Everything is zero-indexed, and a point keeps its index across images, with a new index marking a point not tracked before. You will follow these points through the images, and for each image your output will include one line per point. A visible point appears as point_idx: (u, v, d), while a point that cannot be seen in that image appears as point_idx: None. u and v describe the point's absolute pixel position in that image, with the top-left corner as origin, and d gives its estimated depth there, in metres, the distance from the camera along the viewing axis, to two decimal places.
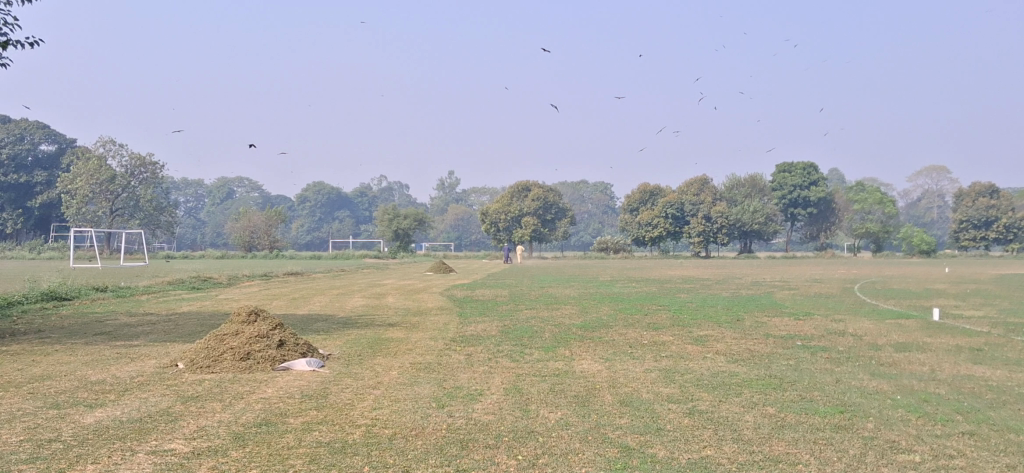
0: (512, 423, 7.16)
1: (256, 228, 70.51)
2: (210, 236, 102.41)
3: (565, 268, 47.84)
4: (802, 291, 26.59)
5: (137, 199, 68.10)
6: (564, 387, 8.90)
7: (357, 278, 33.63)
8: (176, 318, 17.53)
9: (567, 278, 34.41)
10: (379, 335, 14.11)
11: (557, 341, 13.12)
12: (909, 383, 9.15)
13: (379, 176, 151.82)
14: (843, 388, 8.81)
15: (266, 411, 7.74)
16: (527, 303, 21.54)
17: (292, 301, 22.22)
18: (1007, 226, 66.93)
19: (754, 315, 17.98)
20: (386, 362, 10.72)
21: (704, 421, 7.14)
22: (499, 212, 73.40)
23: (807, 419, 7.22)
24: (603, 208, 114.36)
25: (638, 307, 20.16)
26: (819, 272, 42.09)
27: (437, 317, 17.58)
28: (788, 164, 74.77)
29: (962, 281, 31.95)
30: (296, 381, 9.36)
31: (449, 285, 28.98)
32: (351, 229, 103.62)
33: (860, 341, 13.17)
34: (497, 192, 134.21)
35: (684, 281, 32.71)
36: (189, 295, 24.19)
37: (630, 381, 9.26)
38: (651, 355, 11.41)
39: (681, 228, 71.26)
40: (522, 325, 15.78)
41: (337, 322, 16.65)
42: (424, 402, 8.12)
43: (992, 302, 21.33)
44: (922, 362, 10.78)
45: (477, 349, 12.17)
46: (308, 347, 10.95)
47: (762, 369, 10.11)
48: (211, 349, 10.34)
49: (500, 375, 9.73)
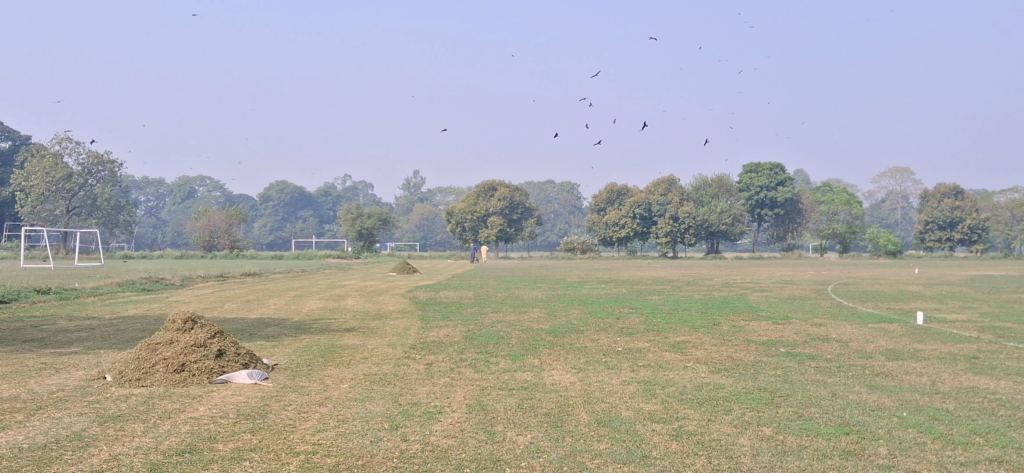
0: (475, 450, 6.23)
1: (217, 228, 69.05)
2: (170, 235, 100.60)
3: (531, 267, 47.05)
4: (775, 293, 25.87)
5: (95, 197, 66.46)
6: (534, 403, 7.97)
7: (316, 280, 32.50)
8: (120, 322, 16.41)
9: (533, 280, 33.33)
10: (332, 341, 13.07)
11: (525, 349, 12.19)
12: (912, 397, 8.36)
13: (344, 177, 150.49)
14: (840, 404, 7.99)
15: (193, 435, 6.74)
16: (493, 305, 20.64)
17: (246, 304, 21.07)
18: (971, 227, 67.08)
19: (730, 319, 17.11)
20: (338, 374, 9.74)
21: (697, 446, 6.25)
22: (465, 212, 72.34)
23: (812, 444, 6.35)
24: (569, 209, 113.76)
25: (609, 310, 19.34)
26: (789, 273, 41.40)
27: (397, 322, 16.56)
28: (755, 165, 74.58)
29: (934, 283, 31.50)
30: (233, 397, 8.36)
31: (412, 286, 28.01)
32: (314, 229, 102.14)
33: (847, 348, 12.35)
34: (463, 191, 133.36)
35: (654, 283, 31.87)
36: (137, 297, 22.95)
37: (606, 395, 8.37)
38: (627, 365, 10.54)
39: (650, 229, 70.64)
40: (487, 331, 14.75)
41: (290, 326, 15.58)
42: (375, 423, 7.15)
43: (972, 306, 20.69)
44: (920, 373, 9.99)
45: (438, 358, 11.22)
46: (251, 357, 9.95)
47: (748, 381, 9.24)
48: (142, 360, 9.29)
49: (464, 389, 8.80)
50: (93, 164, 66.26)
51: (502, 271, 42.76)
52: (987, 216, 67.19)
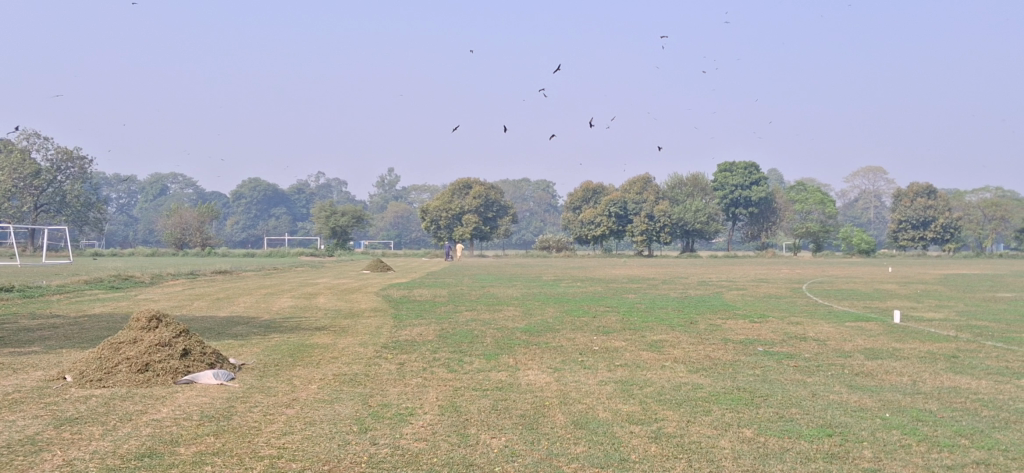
0: (448, 454, 5.99)
1: (188, 225, 68.35)
2: (142, 233, 99.64)
3: (506, 266, 46.79)
4: (751, 292, 25.81)
5: (64, 194, 65.64)
6: (508, 404, 7.75)
7: (288, 278, 32.09)
8: (85, 321, 16.00)
9: (508, 278, 33.10)
10: (302, 340, 12.78)
11: (500, 348, 11.96)
12: (893, 397, 8.20)
13: (317, 175, 149.65)
14: (819, 404, 7.82)
15: (153, 437, 6.47)
16: (467, 304, 20.41)
17: (216, 303, 20.68)
18: (943, 226, 67.57)
19: (707, 318, 16.96)
20: (307, 374, 9.47)
21: (676, 449, 6.05)
22: (440, 209, 71.97)
23: (793, 446, 6.17)
24: (545, 208, 113.72)
25: (585, 308, 19.16)
26: (763, 271, 41.42)
27: (370, 320, 16.28)
28: (729, 164, 74.77)
29: (909, 282, 31.60)
30: (198, 398, 8.08)
31: (386, 285, 27.70)
32: (287, 227, 101.36)
33: (826, 348, 12.21)
34: (437, 189, 132.96)
35: (629, 281, 31.74)
36: (104, 295, 22.53)
37: (583, 396, 8.16)
38: (604, 364, 10.34)
39: (625, 227, 70.59)
40: (461, 329, 14.51)
41: (259, 325, 15.23)
42: (344, 425, 6.90)
43: (948, 304, 20.70)
44: (900, 372, 9.86)
45: (410, 357, 10.97)
46: (218, 357, 9.66)
47: (727, 380, 9.06)
48: (104, 360, 8.98)
49: (436, 390, 8.56)
50: (62, 161, 65.74)
51: (477, 269, 42.51)
52: (959, 215, 67.72)
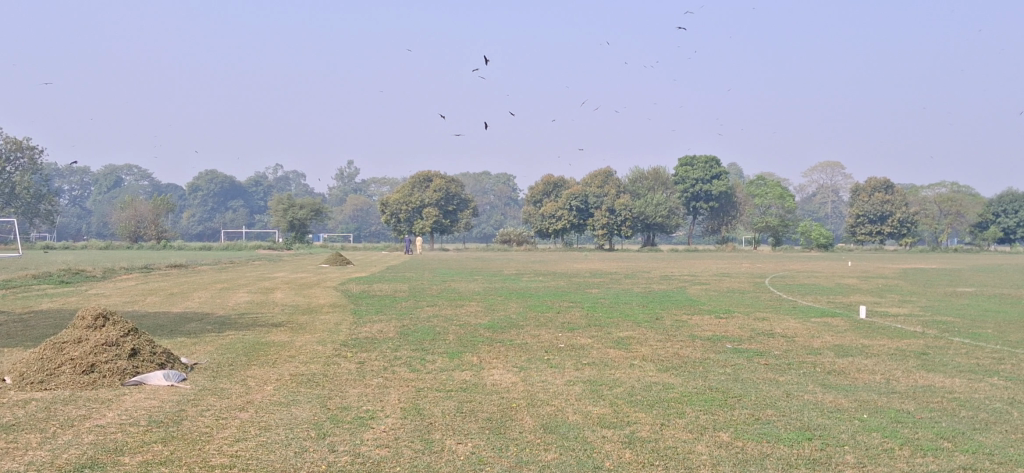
0: (411, 463, 5.65)
1: (143, 218, 67.15)
2: (96, 226, 97.99)
3: (467, 261, 46.48)
4: (714, 286, 25.63)
5: (13, 185, 64.29)
6: (473, 407, 7.41)
7: (246, 271, 31.49)
8: (31, 318, 15.38)
9: (469, 272, 32.73)
10: (259, 338, 12.36)
11: (464, 346, 11.62)
12: (868, 397, 7.96)
13: (275, 167, 148.07)
14: (795, 404, 7.59)
15: (95, 446, 6.05)
16: (428, 299, 20.02)
17: (169, 298, 20.09)
18: (900, 221, 68.22)
19: (671, 314, 16.79)
20: (263, 374, 9.07)
21: (652, 455, 5.76)
22: (400, 202, 71.48)
23: (774, 451, 5.91)
24: (505, 201, 113.36)
25: (549, 303, 18.88)
26: (725, 266, 41.43)
27: (329, 316, 15.87)
28: (690, 158, 75.21)
29: (869, 276, 31.79)
30: (146, 401, 7.65)
31: (345, 279, 27.26)
32: (245, 219, 100.07)
33: (794, 344, 12.03)
34: (398, 182, 132.22)
35: (591, 276, 31.56)
36: (53, 290, 21.86)
37: (551, 397, 7.85)
38: (571, 363, 10.04)
39: (586, 221, 70.37)
40: (422, 326, 14.16)
41: (213, 322, 14.73)
42: (301, 431, 6.52)
43: (910, 299, 20.67)
44: (872, 370, 9.67)
45: (370, 356, 10.59)
46: (168, 356, 9.23)
47: (698, 380, 8.79)
48: (46, 361, 8.52)
49: (398, 391, 8.20)
50: (12, 151, 64.63)
51: (439, 264, 42.09)
52: (915, 210, 68.44)
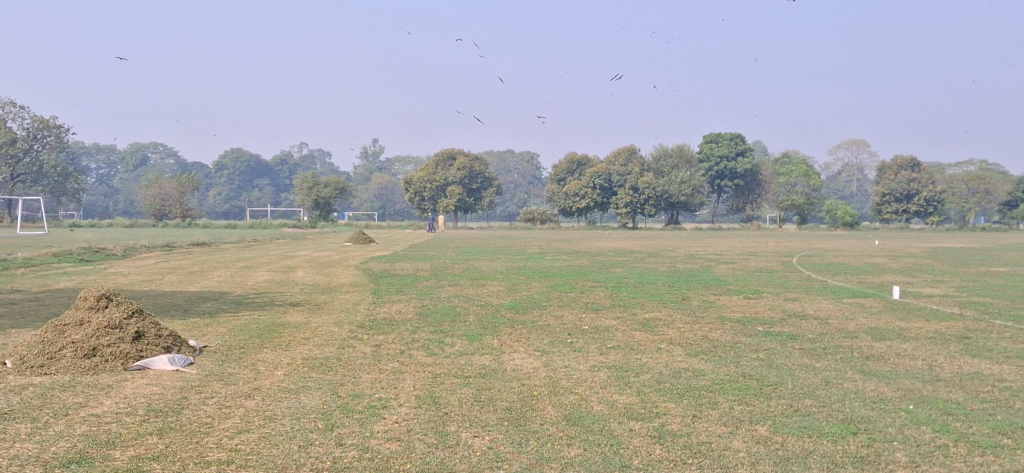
0: (423, 459, 5.23)
1: (168, 196, 67.19)
2: (122, 204, 98.46)
3: (489, 239, 46.20)
4: (741, 265, 25.09)
5: (40, 164, 64.52)
6: (492, 395, 6.97)
7: (268, 250, 31.20)
8: (45, 297, 15.10)
9: (493, 250, 32.37)
10: (274, 319, 12.01)
11: (484, 328, 11.21)
12: (912, 385, 7.45)
13: (299, 145, 148.19)
14: (835, 393, 7.11)
15: (87, 438, 5.69)
16: (449, 278, 19.66)
17: (187, 276, 19.83)
18: (927, 200, 67.00)
19: (699, 294, 16.33)
20: (274, 359, 8.69)
21: (685, 452, 5.31)
22: (424, 181, 71.09)
23: (818, 447, 5.43)
24: (528, 179, 112.89)
25: (571, 283, 18.46)
26: (750, 243, 40.84)
27: (347, 296, 15.53)
28: (715, 135, 74.31)
29: (899, 255, 31.12)
30: (147, 388, 7.28)
31: (367, 258, 26.90)
32: (270, 198, 100.17)
33: (829, 327, 11.50)
34: (421, 160, 131.87)
35: (616, 254, 31.09)
36: (73, 268, 21.71)
37: (575, 385, 7.41)
38: (595, 347, 9.60)
39: (609, 199, 69.81)
40: (443, 306, 13.79)
41: (230, 301, 14.41)
42: (308, 421, 6.12)
43: (945, 279, 20.05)
44: (913, 355, 9.13)
45: (386, 338, 10.18)
46: (175, 340, 8.86)
47: (729, 366, 8.31)
48: (46, 344, 8.18)
49: (413, 377, 7.78)
50: (38, 130, 64.78)
51: (462, 241, 41.69)
52: (942, 188, 67.24)
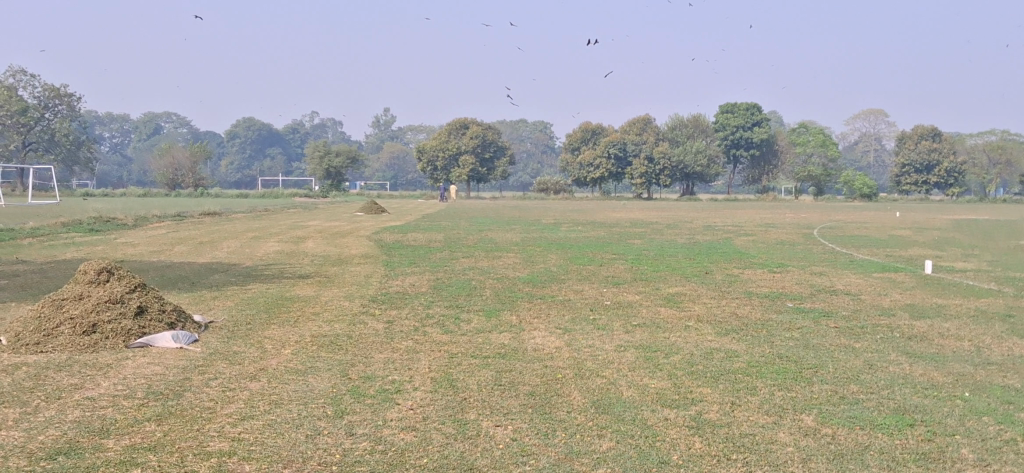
0: (442, 452, 4.78)
1: (180, 165, 66.77)
2: (135, 173, 98.28)
3: (502, 209, 45.72)
4: (762, 238, 24.52)
5: (52, 132, 64.19)
6: (513, 379, 6.51)
7: (279, 220, 30.77)
8: (50, 268, 14.69)
9: (507, 221, 31.90)
10: (283, 292, 11.58)
11: (502, 303, 10.79)
12: (963, 370, 6.96)
13: (312, 113, 147.47)
14: (882, 379, 6.63)
15: (79, 425, 5.26)
16: (463, 249, 19.22)
17: (197, 247, 19.43)
18: (948, 171, 66.06)
19: (722, 267, 15.84)
20: (281, 336, 8.24)
21: (728, 447, 4.83)
22: (436, 149, 70.45)
23: (871, 441, 4.96)
24: (543, 148, 112.09)
25: (590, 255, 18.00)
26: (768, 216, 40.20)
27: (359, 268, 15.10)
28: (732, 104, 73.22)
29: (923, 227, 30.44)
30: (148, 368, 6.83)
31: (379, 228, 26.44)
32: (282, 167, 99.68)
33: (863, 303, 11.03)
34: (434, 129, 131.04)
35: (632, 225, 30.60)
36: (80, 238, 21.35)
37: (603, 367, 6.94)
38: (620, 324, 9.13)
39: (624, 169, 68.99)
40: (458, 280, 13.32)
41: (238, 273, 14.00)
42: (316, 407, 5.68)
43: (976, 253, 19.44)
44: (959, 336, 8.63)
45: (400, 314, 9.74)
46: (179, 315, 8.42)
47: (765, 346, 7.84)
48: (44, 319, 7.76)
49: (429, 357, 7.32)
50: (49, 99, 64.59)
51: (475, 211, 41.13)
52: (964, 160, 66.20)
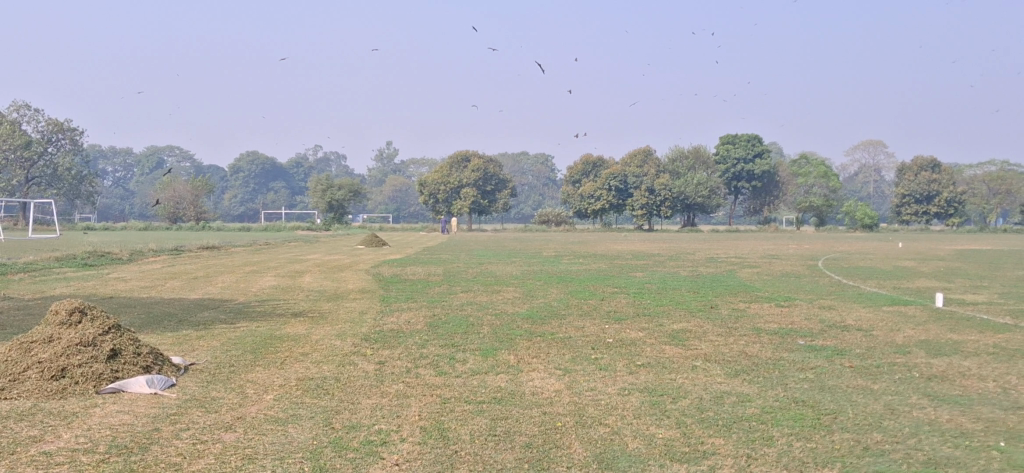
0: None
1: (182, 198, 66.41)
2: (138, 207, 97.99)
3: (503, 242, 45.27)
4: (765, 270, 23.99)
5: (54, 166, 63.87)
6: (510, 427, 6.02)
7: (277, 253, 30.33)
8: (35, 305, 14.22)
9: (508, 253, 31.39)
10: (273, 331, 11.09)
11: (499, 341, 10.29)
12: (992, 415, 6.47)
13: (313, 147, 147.39)
14: (906, 426, 6.12)
15: None
16: (461, 283, 18.71)
17: (190, 282, 18.97)
18: (948, 201, 65.68)
19: (726, 300, 15.36)
20: (265, 379, 7.77)
21: None
22: (438, 182, 70.05)
23: None
24: (543, 180, 111.77)
25: (591, 288, 17.52)
26: (771, 247, 39.74)
27: (353, 304, 14.60)
28: (732, 136, 73.23)
29: (926, 258, 29.92)
30: (116, 417, 6.35)
31: (377, 262, 25.98)
32: (284, 201, 99.39)
33: (876, 340, 10.50)
34: (436, 162, 130.87)
35: (634, 257, 30.08)
36: (73, 273, 20.93)
37: (606, 414, 6.45)
38: (623, 364, 8.64)
39: (625, 201, 68.73)
40: (455, 316, 12.80)
41: (229, 310, 13.52)
42: (293, 463, 5.19)
43: (985, 284, 18.87)
44: (981, 375, 8.12)
45: (392, 354, 9.25)
46: (156, 357, 7.94)
47: (778, 390, 7.34)
48: (10, 365, 7.32)
49: (418, 403, 6.83)
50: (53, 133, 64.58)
51: (476, 243, 40.65)
52: (964, 189, 65.80)
